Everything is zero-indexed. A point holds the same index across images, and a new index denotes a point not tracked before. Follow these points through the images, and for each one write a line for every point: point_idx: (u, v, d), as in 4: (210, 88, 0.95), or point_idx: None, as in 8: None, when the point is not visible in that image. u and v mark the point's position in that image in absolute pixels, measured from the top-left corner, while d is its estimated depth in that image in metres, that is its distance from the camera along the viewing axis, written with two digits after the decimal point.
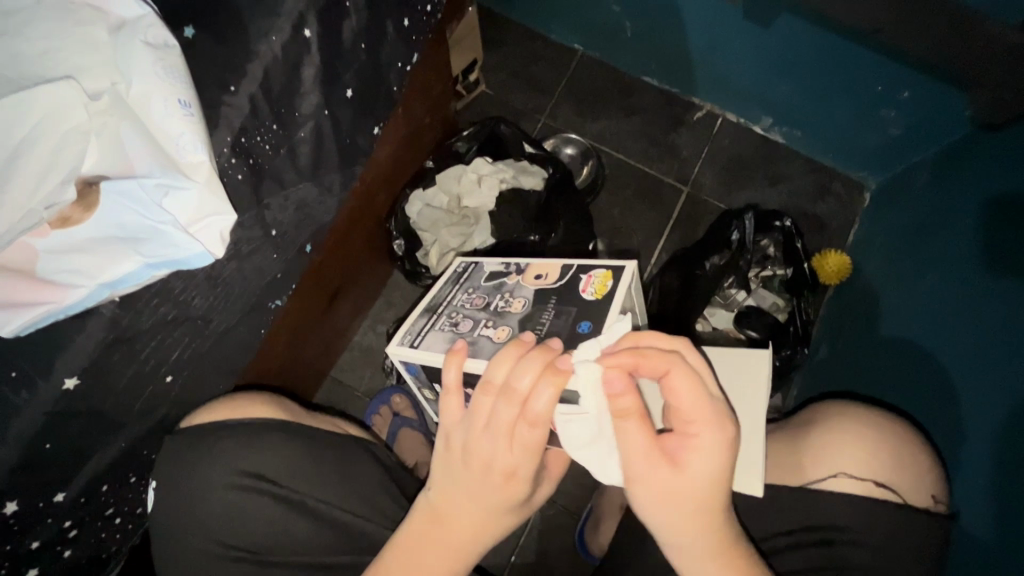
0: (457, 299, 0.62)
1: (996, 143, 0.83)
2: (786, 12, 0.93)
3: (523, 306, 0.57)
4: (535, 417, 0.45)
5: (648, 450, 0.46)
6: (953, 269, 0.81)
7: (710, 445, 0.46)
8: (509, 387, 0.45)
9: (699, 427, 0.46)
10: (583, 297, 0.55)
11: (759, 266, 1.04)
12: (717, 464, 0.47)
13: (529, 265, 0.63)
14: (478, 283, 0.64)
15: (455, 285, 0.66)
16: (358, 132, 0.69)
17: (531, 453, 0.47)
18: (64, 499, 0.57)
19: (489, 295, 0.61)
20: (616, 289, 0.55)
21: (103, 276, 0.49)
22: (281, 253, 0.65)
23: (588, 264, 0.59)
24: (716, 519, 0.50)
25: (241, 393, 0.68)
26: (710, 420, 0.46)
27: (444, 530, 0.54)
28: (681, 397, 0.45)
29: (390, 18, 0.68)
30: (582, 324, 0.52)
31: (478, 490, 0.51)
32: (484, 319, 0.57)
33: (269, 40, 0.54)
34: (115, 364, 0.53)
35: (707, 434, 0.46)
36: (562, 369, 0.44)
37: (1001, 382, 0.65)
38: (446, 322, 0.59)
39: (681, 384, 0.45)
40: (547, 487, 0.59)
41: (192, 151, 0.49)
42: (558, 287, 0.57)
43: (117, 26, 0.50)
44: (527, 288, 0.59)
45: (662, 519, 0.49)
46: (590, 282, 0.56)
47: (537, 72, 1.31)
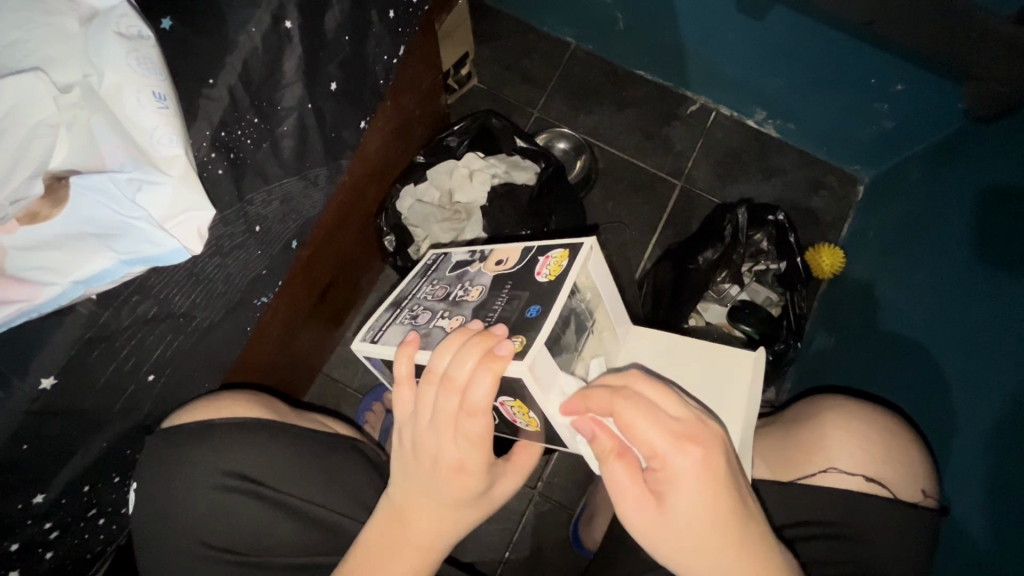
0: (421, 292, 0.61)
1: (992, 134, 0.82)
2: (778, 3, 0.92)
3: (481, 294, 0.55)
4: (473, 405, 0.45)
5: (632, 487, 0.47)
6: (948, 262, 0.80)
7: (688, 473, 0.44)
8: (449, 376, 0.45)
9: (665, 459, 0.44)
10: (537, 279, 0.53)
11: (752, 260, 1.04)
12: (694, 499, 0.44)
13: (492, 251, 0.61)
14: (443, 273, 0.62)
15: (422, 277, 0.64)
16: (343, 125, 0.68)
17: (475, 444, 0.48)
18: (44, 499, 0.56)
19: (451, 285, 0.59)
20: (570, 269, 0.52)
21: (76, 273, 0.47)
22: (266, 249, 0.64)
23: (547, 245, 0.56)
24: (735, 552, 0.46)
25: (226, 392, 0.67)
26: (671, 450, 0.44)
27: (401, 526, 0.54)
28: (636, 429, 0.44)
29: (374, 9, 0.66)
30: (530, 308, 0.50)
31: (430, 481, 0.52)
32: (442, 310, 0.56)
33: (248, 30, 0.52)
34: (93, 363, 0.52)
35: (679, 463, 0.44)
36: (502, 356, 0.44)
37: (995, 377, 0.64)
38: (407, 315, 0.57)
39: (632, 416, 0.44)
40: (514, 482, 0.58)
41: (167, 144, 0.48)
42: (515, 271, 0.55)
43: (89, 16, 0.49)
44: (486, 275, 0.57)
45: (682, 559, 0.47)
46: (546, 263, 0.54)
47: (529, 65, 1.29)
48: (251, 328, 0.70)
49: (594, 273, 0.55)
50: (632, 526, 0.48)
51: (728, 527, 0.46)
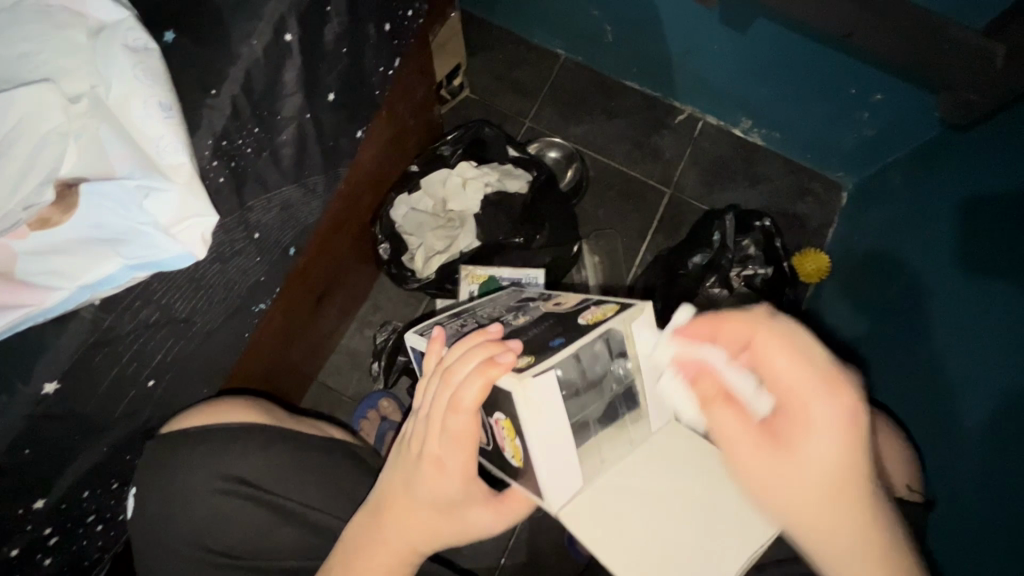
0: (480, 309, 0.64)
1: (967, 141, 0.86)
2: (762, 16, 0.95)
3: (524, 320, 0.57)
4: (458, 404, 0.46)
5: (740, 429, 0.44)
6: (928, 263, 0.83)
7: (825, 418, 0.41)
8: (449, 370, 0.47)
9: (805, 401, 0.41)
10: (577, 321, 0.53)
11: (739, 265, 1.01)
12: (827, 449, 0.41)
13: (557, 295, 0.63)
14: (508, 300, 0.66)
15: (491, 301, 0.68)
16: (340, 134, 0.70)
17: (458, 446, 0.48)
18: (45, 505, 0.56)
19: (506, 310, 0.61)
20: (612, 319, 0.52)
21: (82, 278, 0.47)
22: (265, 256, 0.65)
23: (606, 300, 0.57)
24: (847, 528, 0.41)
25: (224, 398, 0.67)
26: (819, 391, 0.41)
27: (378, 519, 0.55)
28: (772, 366, 0.43)
29: (371, 21, 0.68)
30: (555, 340, 0.51)
31: (411, 472, 0.52)
32: (485, 324, 0.58)
33: (250, 43, 0.54)
34: (95, 368, 0.52)
35: (822, 407, 0.41)
36: (500, 364, 0.45)
37: (975, 379, 0.67)
38: (456, 322, 0.60)
39: (766, 355, 0.43)
40: (500, 522, 0.54)
41: (172, 152, 0.49)
42: (565, 312, 0.57)
43: (97, 29, 0.50)
44: (540, 309, 0.59)
45: (793, 521, 0.43)
46: (595, 311, 0.55)
47: (521, 76, 1.32)
48: (249, 334, 0.71)
49: (641, 337, 0.53)
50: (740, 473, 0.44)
51: (850, 499, 0.41)
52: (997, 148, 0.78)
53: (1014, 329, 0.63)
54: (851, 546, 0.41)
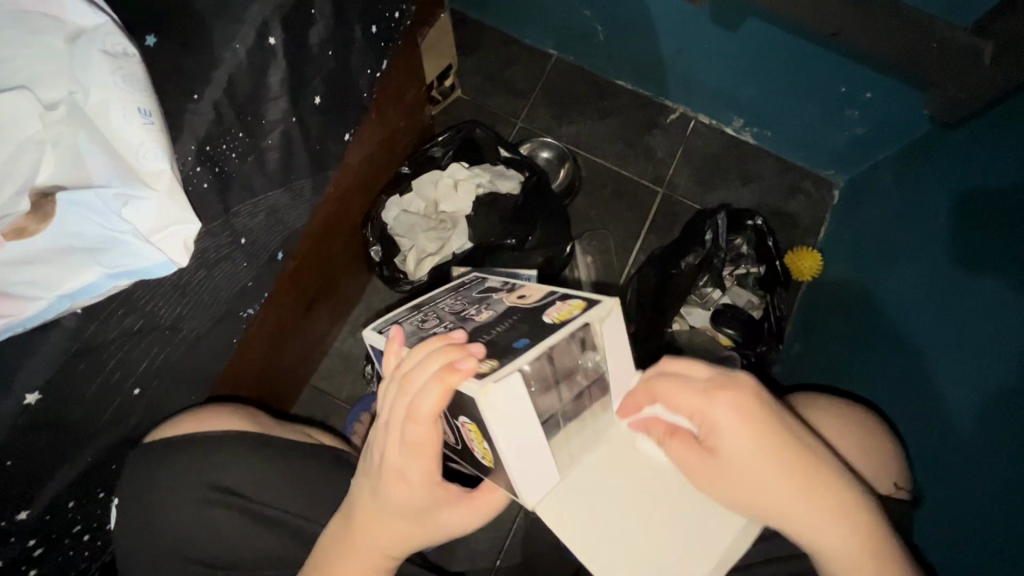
0: (442, 303, 0.62)
1: (956, 139, 0.86)
2: (751, 16, 0.96)
3: (489, 316, 0.55)
4: (418, 410, 0.46)
5: (690, 459, 0.52)
6: (918, 261, 0.83)
7: (726, 417, 0.50)
8: (408, 376, 0.46)
9: (708, 414, 0.50)
10: (542, 319, 0.52)
11: (732, 265, 1.06)
12: (746, 441, 0.49)
13: (521, 287, 0.61)
14: (471, 293, 0.64)
15: (452, 292, 0.66)
16: (328, 137, 0.69)
17: (419, 453, 0.48)
18: (29, 516, 0.56)
19: (469, 304, 0.59)
20: (578, 318, 0.50)
21: (61, 287, 0.47)
22: (252, 261, 0.64)
23: (571, 294, 0.56)
24: (805, 492, 0.50)
25: (212, 406, 0.66)
26: (707, 401, 0.50)
27: (348, 527, 0.55)
28: (676, 401, 0.51)
29: (357, 24, 0.68)
30: (519, 341, 0.49)
31: (374, 481, 0.52)
32: (447, 321, 0.56)
33: (233, 47, 0.53)
34: (79, 377, 0.52)
35: (720, 412, 0.50)
36: (460, 370, 0.44)
37: (965, 376, 0.67)
38: (417, 318, 0.58)
39: (670, 394, 0.52)
40: (466, 520, 0.54)
41: (152, 160, 0.49)
42: (529, 306, 0.55)
43: (75, 34, 0.50)
44: (503, 303, 0.57)
45: (767, 511, 0.50)
46: (561, 307, 0.53)
47: (513, 76, 1.32)
48: (238, 340, 0.70)
49: (610, 333, 0.52)
50: (716, 496, 0.52)
51: (793, 468, 0.50)
52: (985, 146, 0.78)
53: (1001, 326, 0.63)
54: (813, 505, 0.50)
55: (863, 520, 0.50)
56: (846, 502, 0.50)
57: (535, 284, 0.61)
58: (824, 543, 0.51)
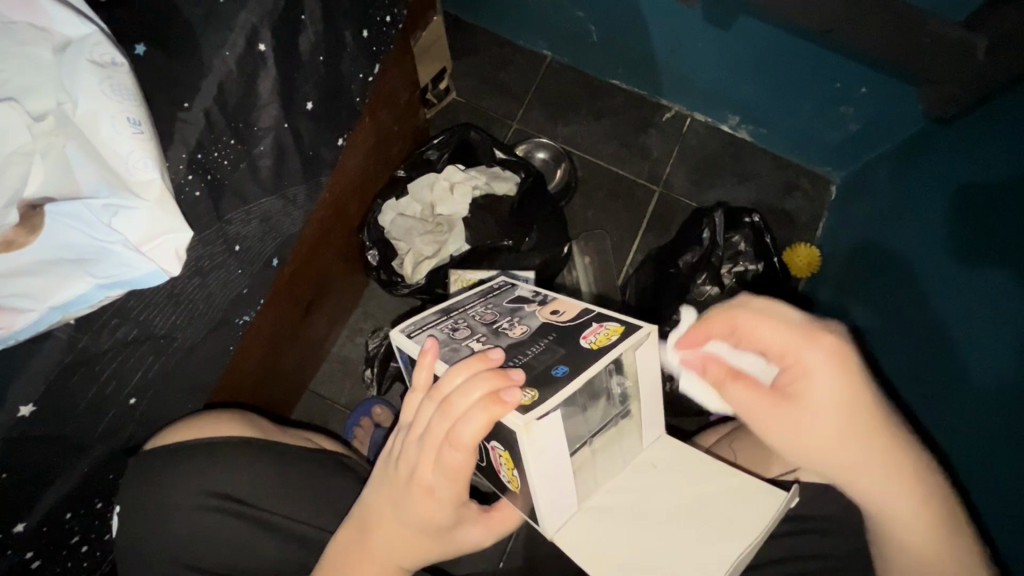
0: (471, 308, 0.61)
1: (952, 132, 0.86)
2: (743, 13, 0.96)
3: (523, 333, 0.54)
4: (459, 438, 0.45)
5: (753, 402, 0.49)
6: (917, 255, 0.83)
7: (818, 363, 0.48)
8: (448, 401, 0.45)
9: (796, 356, 0.48)
10: (580, 342, 0.50)
11: (731, 262, 1.02)
12: (833, 389, 0.47)
13: (554, 299, 0.59)
14: (501, 301, 0.62)
15: (480, 297, 0.64)
16: (321, 143, 0.69)
17: (452, 477, 0.48)
18: (25, 528, 0.56)
19: (501, 314, 0.58)
20: (618, 345, 0.49)
21: (51, 299, 0.47)
22: (246, 268, 0.64)
23: (608, 314, 0.54)
24: (872, 445, 0.48)
25: (210, 412, 0.66)
26: (804, 342, 0.48)
27: (364, 542, 0.54)
28: (762, 335, 0.50)
29: (348, 29, 0.68)
30: (558, 367, 0.48)
31: (399, 495, 0.52)
32: (480, 333, 0.55)
33: (222, 55, 0.54)
34: (73, 388, 0.52)
35: (812, 355, 0.48)
36: (506, 402, 0.44)
37: (964, 368, 0.66)
38: (449, 325, 0.57)
39: (755, 327, 0.50)
40: (483, 537, 0.55)
41: (142, 168, 0.49)
42: (564, 325, 0.53)
43: (62, 45, 0.49)
44: (537, 319, 0.56)
45: (830, 462, 0.49)
46: (597, 330, 0.52)
47: (507, 78, 1.32)
48: (234, 347, 0.70)
49: (645, 360, 0.51)
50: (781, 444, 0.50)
51: (868, 425, 0.48)
52: (981, 139, 0.78)
53: (997, 319, 0.63)
54: (879, 460, 0.49)
55: (919, 476, 0.50)
56: (907, 454, 0.49)
57: (569, 298, 0.59)
58: (875, 495, 0.50)
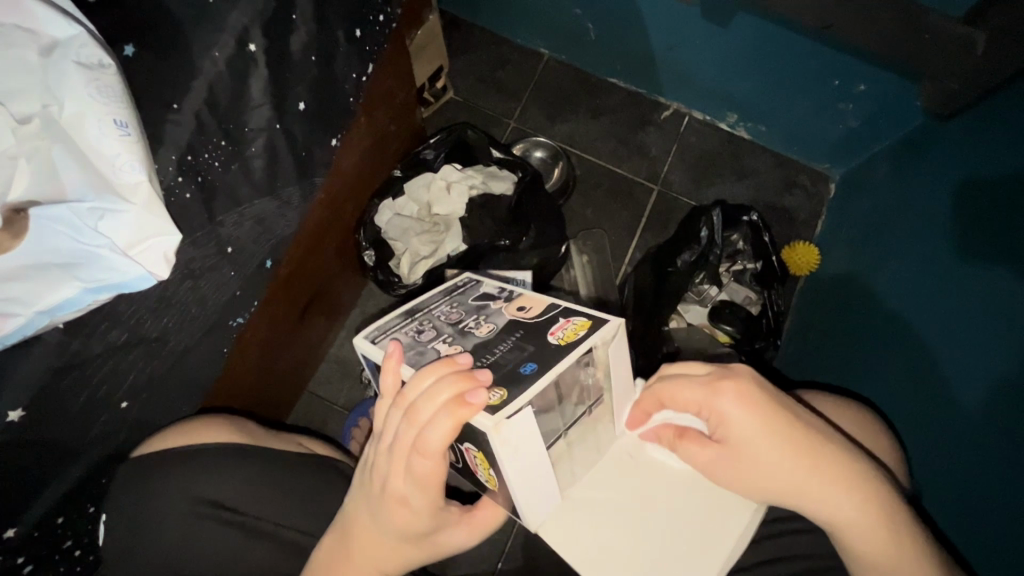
0: (436, 309, 0.59)
1: (951, 129, 0.85)
2: (740, 10, 0.95)
3: (490, 331, 0.53)
4: (427, 445, 0.45)
5: (703, 457, 0.52)
6: (917, 253, 0.82)
7: (733, 410, 0.50)
8: (414, 406, 0.45)
9: (714, 409, 0.51)
10: (548, 339, 0.50)
11: (729, 261, 1.04)
12: (752, 431, 0.50)
13: (519, 295, 0.58)
14: (466, 299, 0.61)
15: (444, 295, 0.63)
16: (315, 144, 0.69)
17: (424, 482, 0.48)
18: (17, 533, 0.55)
19: (467, 313, 0.57)
20: (585, 341, 0.49)
21: (40, 303, 0.47)
22: (239, 270, 0.64)
23: (574, 309, 0.54)
24: (807, 469, 0.50)
25: (199, 419, 0.66)
26: (713, 397, 0.51)
27: (345, 550, 0.54)
28: (680, 399, 0.52)
29: (340, 28, 0.68)
30: (526, 365, 0.47)
31: (375, 504, 0.51)
32: (446, 334, 0.54)
33: (212, 55, 0.53)
34: (63, 392, 0.51)
35: (725, 407, 0.50)
36: (471, 404, 0.43)
37: (962, 367, 0.66)
38: (413, 326, 0.56)
39: (671, 393, 0.53)
40: (465, 537, 0.54)
41: (129, 172, 0.48)
42: (531, 321, 0.53)
43: (49, 47, 0.49)
44: (504, 316, 0.54)
45: (776, 494, 0.51)
46: (563, 326, 0.51)
47: (505, 77, 1.31)
48: (229, 349, 0.69)
49: (612, 355, 0.51)
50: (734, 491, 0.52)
51: (797, 450, 0.50)
52: (981, 136, 0.77)
53: (997, 317, 0.62)
54: (825, 481, 0.50)
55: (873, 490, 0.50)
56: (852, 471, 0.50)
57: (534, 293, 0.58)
58: (834, 516, 0.50)
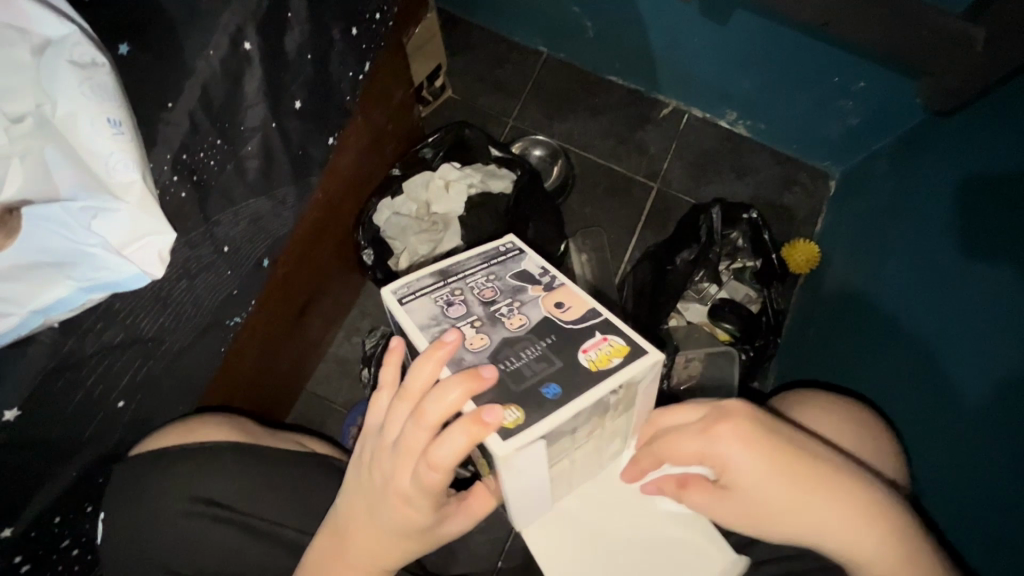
0: (472, 276, 0.53)
1: (950, 126, 0.85)
2: (739, 8, 0.95)
3: (520, 327, 0.49)
4: (437, 453, 0.44)
5: (710, 502, 0.53)
6: (917, 250, 0.81)
7: (736, 454, 0.50)
8: (423, 412, 0.44)
9: (721, 456, 0.50)
10: (578, 357, 0.47)
11: (729, 259, 1.04)
12: (757, 468, 0.50)
13: (564, 283, 0.52)
14: (506, 269, 0.54)
15: (483, 255, 0.55)
16: (311, 143, 0.68)
17: (429, 485, 0.48)
18: (13, 534, 0.55)
19: (502, 293, 0.52)
20: (618, 370, 0.46)
21: (33, 302, 0.47)
22: (235, 269, 0.64)
23: (615, 324, 0.49)
24: (819, 495, 0.50)
25: (201, 416, 0.67)
26: (711, 440, 0.51)
27: (340, 545, 0.54)
28: (677, 451, 0.52)
29: (336, 27, 0.67)
30: (548, 387, 0.46)
31: (374, 498, 0.51)
32: (475, 316, 0.50)
33: (206, 54, 0.53)
34: (59, 393, 0.51)
35: (729, 452, 0.50)
36: (488, 423, 0.42)
37: (962, 364, 0.65)
38: (444, 293, 0.51)
39: (669, 446, 0.53)
40: (464, 525, 0.55)
41: (123, 170, 0.48)
42: (566, 330, 0.49)
43: (41, 45, 0.49)
44: (539, 312, 0.50)
45: (798, 532, 0.51)
46: (599, 345, 0.48)
47: (503, 75, 1.31)
48: (226, 349, 0.69)
49: (644, 381, 0.48)
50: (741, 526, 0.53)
51: (800, 477, 0.50)
52: (981, 133, 0.76)
53: (997, 314, 0.62)
54: (841, 508, 0.50)
55: (884, 513, 0.50)
56: (864, 499, 0.50)
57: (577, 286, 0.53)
58: (841, 544, 0.50)
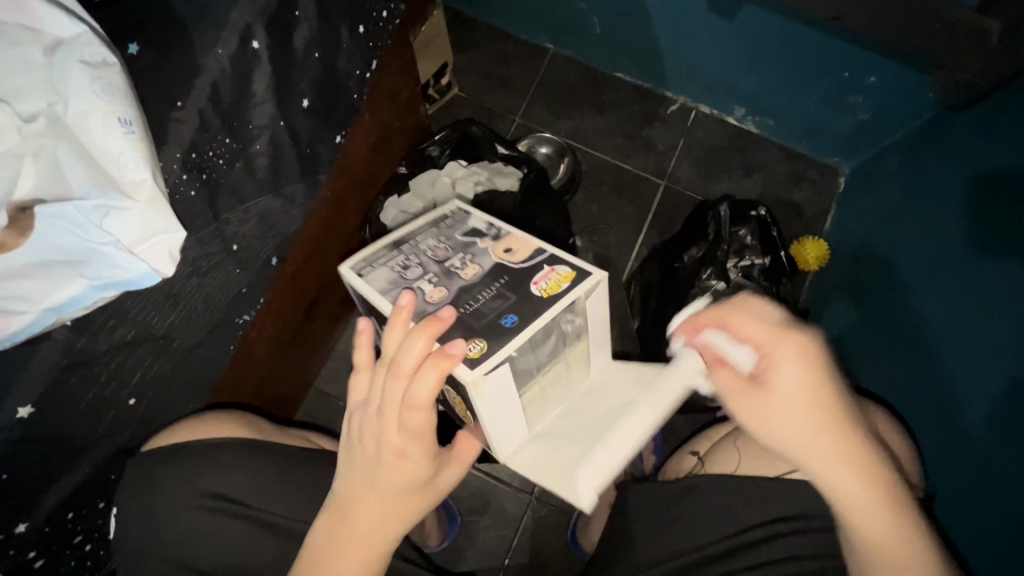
0: (424, 242, 0.60)
1: (964, 120, 0.84)
2: (748, 3, 0.94)
3: (475, 275, 0.56)
4: (414, 398, 0.45)
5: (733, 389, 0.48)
6: (931, 247, 0.80)
7: (790, 371, 0.46)
8: (396, 363, 0.45)
9: (779, 360, 0.46)
10: (530, 289, 0.54)
11: (737, 256, 0.99)
12: (808, 390, 0.45)
13: (507, 233, 0.59)
14: (453, 233, 0.61)
15: (433, 225, 0.62)
16: (319, 141, 0.69)
17: (419, 435, 0.48)
18: (27, 529, 0.56)
19: (453, 251, 0.58)
20: (568, 293, 0.53)
21: (46, 300, 0.47)
22: (244, 267, 0.64)
23: (560, 256, 0.56)
24: (851, 463, 0.45)
25: (211, 414, 0.67)
26: (777, 336, 0.47)
27: (345, 528, 0.52)
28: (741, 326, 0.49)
29: (344, 25, 0.67)
30: (507, 317, 0.52)
31: (370, 469, 0.51)
32: (433, 272, 0.56)
33: (215, 53, 0.53)
34: (71, 389, 0.52)
35: (787, 366, 0.46)
36: (453, 354, 0.45)
37: (973, 361, 0.64)
38: (400, 260, 0.58)
39: (739, 320, 0.49)
40: (456, 470, 0.56)
41: (133, 168, 0.49)
42: (515, 269, 0.56)
43: (54, 45, 0.50)
44: (490, 258, 0.57)
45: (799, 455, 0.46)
46: (548, 276, 0.55)
47: (510, 73, 1.30)
48: (236, 346, 0.70)
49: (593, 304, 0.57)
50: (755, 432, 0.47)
51: (847, 437, 0.45)
52: (996, 127, 0.75)
53: (1011, 312, 0.61)
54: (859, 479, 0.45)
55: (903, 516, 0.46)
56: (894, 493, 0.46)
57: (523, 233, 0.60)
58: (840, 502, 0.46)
